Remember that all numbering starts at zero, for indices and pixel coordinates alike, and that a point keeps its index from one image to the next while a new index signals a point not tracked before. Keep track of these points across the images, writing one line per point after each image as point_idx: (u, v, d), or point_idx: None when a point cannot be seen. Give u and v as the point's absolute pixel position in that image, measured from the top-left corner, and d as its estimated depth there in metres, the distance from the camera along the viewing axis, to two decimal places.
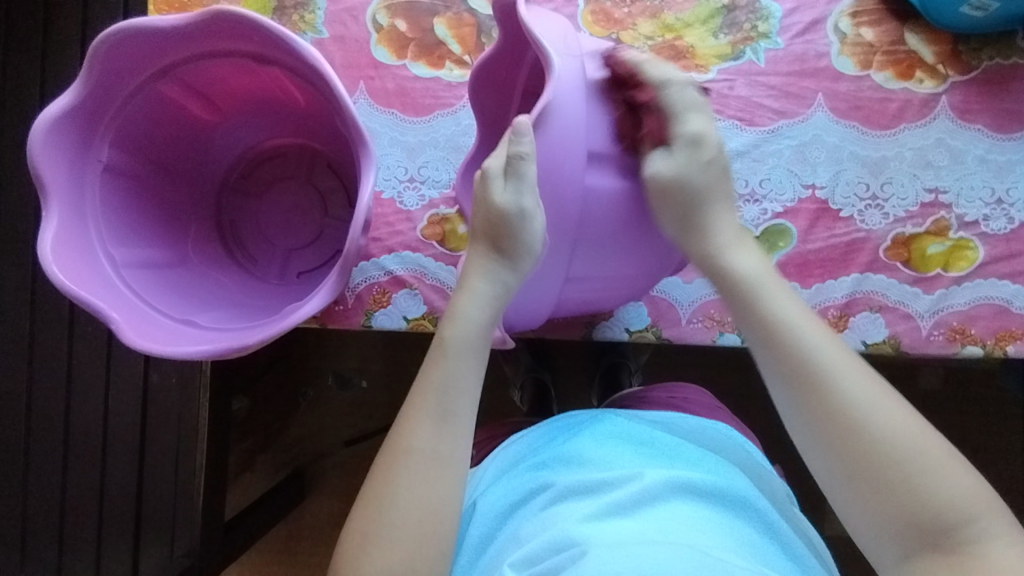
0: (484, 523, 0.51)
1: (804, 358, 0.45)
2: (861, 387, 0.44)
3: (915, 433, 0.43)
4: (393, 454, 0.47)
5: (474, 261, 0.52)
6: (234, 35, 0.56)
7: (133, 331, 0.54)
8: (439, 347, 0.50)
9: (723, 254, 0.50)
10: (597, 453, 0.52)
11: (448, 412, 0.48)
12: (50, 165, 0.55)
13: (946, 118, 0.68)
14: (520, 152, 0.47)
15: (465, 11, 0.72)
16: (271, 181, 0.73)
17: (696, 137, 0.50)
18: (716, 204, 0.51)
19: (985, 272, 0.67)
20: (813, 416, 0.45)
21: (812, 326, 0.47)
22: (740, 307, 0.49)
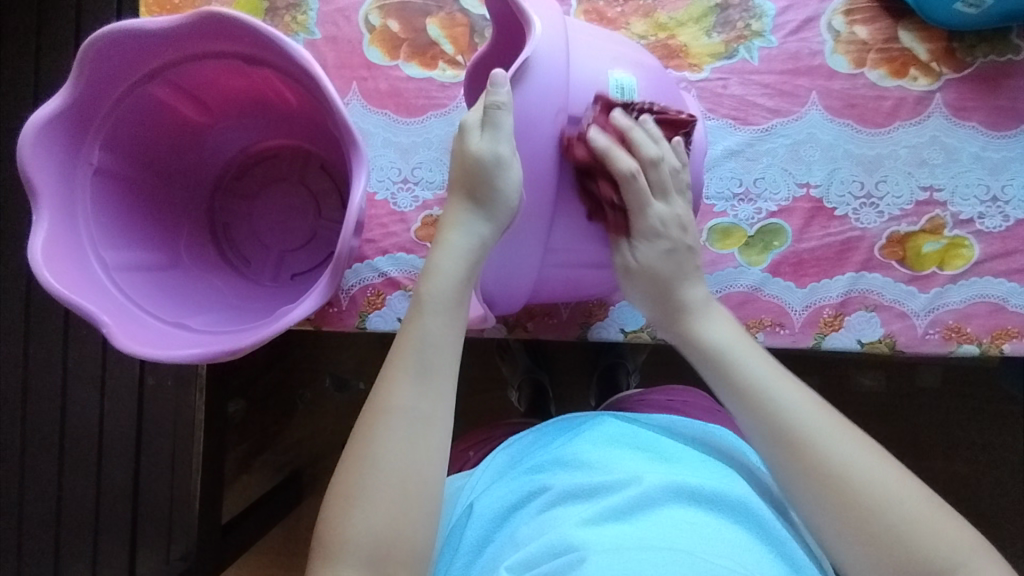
0: (482, 526, 0.50)
1: (779, 420, 0.48)
2: (838, 442, 0.47)
3: (892, 480, 0.45)
4: (374, 415, 0.48)
5: (451, 214, 0.52)
6: (224, 36, 0.56)
7: (124, 334, 0.54)
8: (419, 306, 0.50)
9: (695, 324, 0.54)
10: (595, 455, 0.51)
11: (427, 369, 0.49)
12: (40, 168, 0.54)
13: (941, 116, 0.68)
14: (497, 101, 0.47)
15: (457, 11, 0.72)
16: (264, 182, 0.73)
17: (655, 229, 0.53)
18: (687, 280, 0.55)
19: (981, 270, 0.67)
20: (797, 473, 0.47)
21: (788, 386, 0.50)
22: (715, 378, 0.52)
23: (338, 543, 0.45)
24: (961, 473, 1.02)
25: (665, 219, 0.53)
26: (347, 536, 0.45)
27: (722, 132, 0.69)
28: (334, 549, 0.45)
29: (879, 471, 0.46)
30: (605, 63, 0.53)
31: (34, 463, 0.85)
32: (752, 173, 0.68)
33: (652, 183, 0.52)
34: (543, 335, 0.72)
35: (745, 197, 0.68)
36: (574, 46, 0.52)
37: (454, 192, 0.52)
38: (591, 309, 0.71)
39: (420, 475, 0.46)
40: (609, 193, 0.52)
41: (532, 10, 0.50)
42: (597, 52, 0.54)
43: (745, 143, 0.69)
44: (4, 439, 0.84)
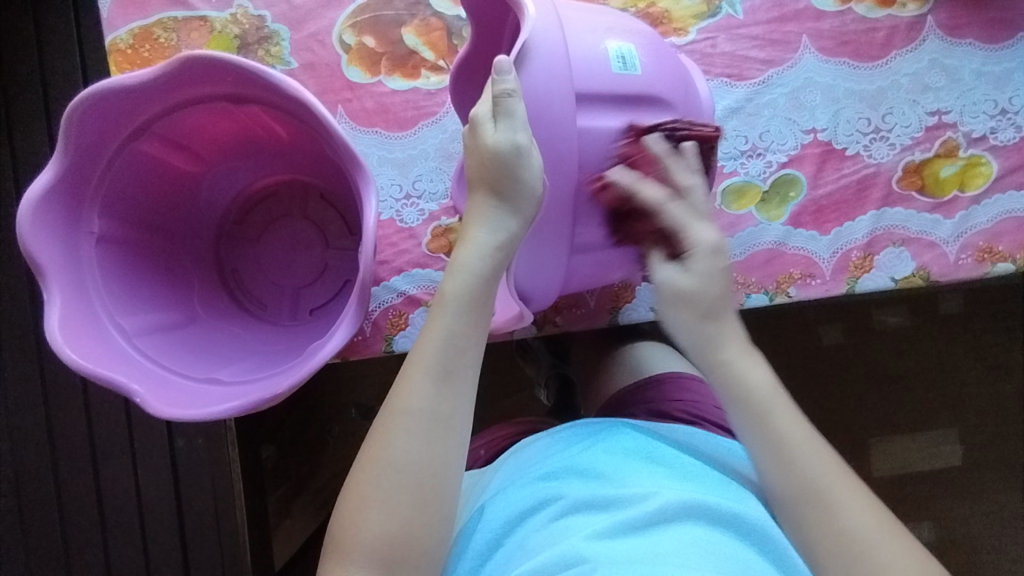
0: (490, 532, 0.48)
1: (805, 476, 0.47)
2: (867, 515, 0.45)
3: (914, 568, 0.44)
4: (391, 414, 0.47)
5: (474, 213, 0.50)
6: (208, 79, 0.54)
7: (157, 399, 0.53)
8: (438, 305, 0.49)
9: (733, 372, 0.50)
10: (613, 466, 0.50)
11: (450, 370, 0.48)
12: (45, 244, 0.53)
13: (936, 38, 0.67)
14: (505, 90, 0.46)
15: (431, 16, 0.70)
16: (268, 221, 0.71)
17: (710, 246, 0.50)
18: (726, 317, 0.51)
19: (1002, 186, 0.66)
20: (814, 525, 0.46)
21: (817, 450, 0.48)
22: (745, 422, 0.49)
23: (352, 539, 0.45)
24: (1002, 389, 1.02)
25: (700, 243, 0.50)
26: (359, 537, 0.44)
27: (720, 91, 0.67)
28: (348, 548, 0.45)
29: (897, 550, 0.44)
30: (599, 35, 0.53)
31: (77, 541, 0.85)
32: (757, 128, 0.67)
33: (684, 213, 0.51)
34: (574, 328, 0.70)
35: (753, 153, 0.67)
36: (569, 25, 0.52)
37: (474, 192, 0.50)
38: (617, 292, 0.70)
39: (435, 489, 0.46)
40: (648, 225, 0.51)
41: None
42: (592, 28, 0.54)
43: (745, 98, 0.67)
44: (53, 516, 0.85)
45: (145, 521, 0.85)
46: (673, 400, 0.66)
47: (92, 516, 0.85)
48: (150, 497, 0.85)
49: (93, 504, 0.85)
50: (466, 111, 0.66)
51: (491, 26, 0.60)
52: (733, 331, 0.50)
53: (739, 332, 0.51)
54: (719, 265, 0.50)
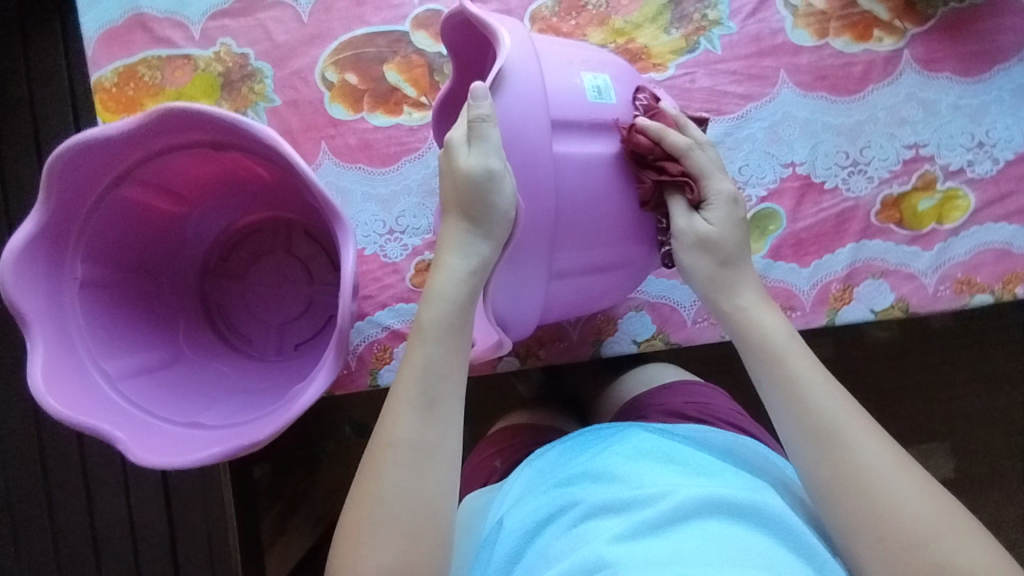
0: (512, 543, 0.48)
1: (816, 413, 0.48)
2: (881, 453, 0.46)
3: (936, 511, 0.44)
4: (379, 447, 0.48)
5: (445, 248, 0.51)
6: (186, 128, 0.55)
7: (138, 447, 0.53)
8: (415, 338, 0.50)
9: (747, 315, 0.53)
10: (626, 467, 0.49)
11: (432, 399, 0.49)
12: (27, 295, 0.54)
13: (912, 72, 0.67)
14: (480, 114, 0.47)
15: (413, 52, 0.71)
16: (252, 259, 0.71)
17: (730, 196, 0.54)
18: (742, 264, 0.54)
19: (980, 218, 0.67)
20: (829, 470, 0.47)
21: (828, 390, 0.49)
22: (762, 367, 0.51)
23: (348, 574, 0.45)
24: None
25: (723, 194, 0.54)
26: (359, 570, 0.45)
27: (698, 126, 0.68)
28: None
29: (920, 494, 0.45)
30: (575, 67, 0.53)
31: (72, 567, 0.87)
32: (736, 162, 0.68)
33: (707, 166, 0.54)
34: (558, 361, 0.71)
35: (733, 187, 0.68)
36: (544, 59, 0.51)
37: (446, 224, 0.52)
38: (600, 325, 0.70)
39: (426, 515, 0.46)
40: (675, 170, 0.53)
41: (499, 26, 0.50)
42: (568, 62, 0.53)
43: (724, 133, 0.68)
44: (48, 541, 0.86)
45: (139, 547, 0.86)
46: (686, 401, 0.65)
47: (87, 542, 0.86)
48: (143, 523, 0.86)
49: (86, 531, 0.86)
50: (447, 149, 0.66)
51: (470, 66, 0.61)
52: (754, 279, 0.54)
53: (755, 284, 0.55)
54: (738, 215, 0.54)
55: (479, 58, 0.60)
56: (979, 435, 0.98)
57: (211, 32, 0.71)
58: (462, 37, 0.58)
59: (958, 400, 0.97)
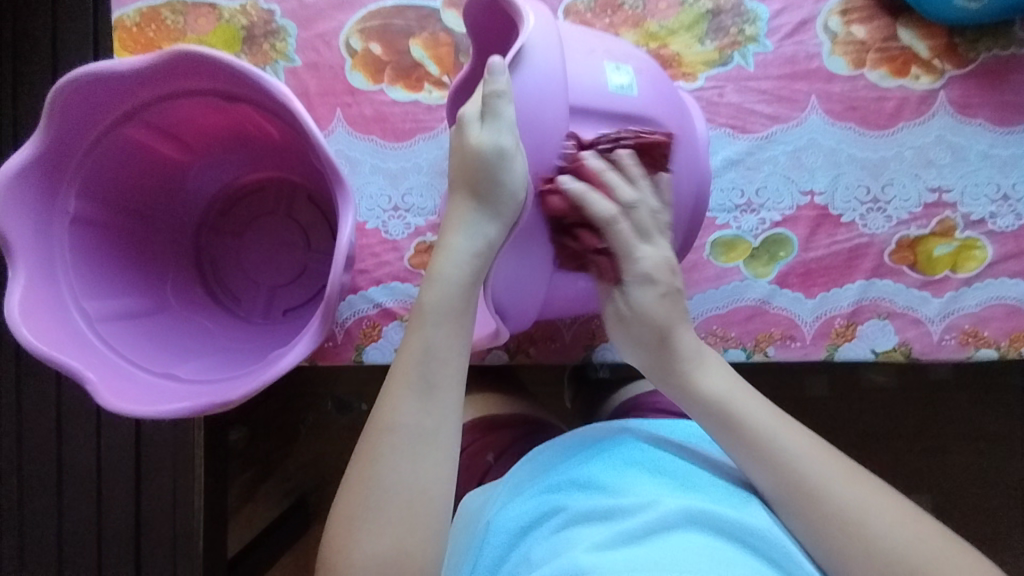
0: (499, 543, 0.48)
1: (785, 473, 0.47)
2: (854, 489, 0.46)
3: (917, 534, 0.44)
4: (375, 431, 0.46)
5: (449, 231, 0.49)
6: (199, 74, 0.54)
7: (108, 391, 0.52)
8: (415, 325, 0.48)
9: (692, 381, 0.51)
10: (613, 475, 0.49)
11: (431, 383, 0.47)
12: (15, 222, 0.52)
13: (946, 114, 0.66)
14: (496, 90, 0.44)
15: (441, 30, 0.70)
16: (251, 217, 0.70)
17: (646, 275, 0.51)
18: (681, 329, 0.52)
19: (996, 272, 0.65)
20: (804, 516, 0.46)
21: (788, 428, 0.49)
22: (718, 430, 0.50)
23: (343, 564, 0.44)
24: None
25: (650, 265, 0.51)
26: (352, 559, 0.44)
27: (720, 142, 0.66)
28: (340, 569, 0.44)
29: (898, 517, 0.45)
30: (596, 54, 0.51)
31: (32, 505, 0.85)
32: (754, 183, 0.66)
33: (644, 226, 0.50)
34: (546, 361, 0.69)
35: (748, 208, 0.66)
36: (568, 47, 0.49)
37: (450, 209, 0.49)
38: (594, 330, 0.69)
39: (423, 499, 0.45)
40: (592, 241, 0.49)
41: (523, 4, 0.47)
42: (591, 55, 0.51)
43: (745, 152, 0.66)
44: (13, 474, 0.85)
45: (101, 496, 0.84)
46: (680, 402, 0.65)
47: (50, 480, 0.85)
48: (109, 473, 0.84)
49: (52, 472, 0.85)
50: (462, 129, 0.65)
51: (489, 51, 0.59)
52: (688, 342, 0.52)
53: (696, 340, 0.53)
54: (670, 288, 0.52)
55: (500, 43, 0.58)
56: (967, 494, 0.95)
57: None
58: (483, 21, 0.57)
59: (949, 455, 0.95)
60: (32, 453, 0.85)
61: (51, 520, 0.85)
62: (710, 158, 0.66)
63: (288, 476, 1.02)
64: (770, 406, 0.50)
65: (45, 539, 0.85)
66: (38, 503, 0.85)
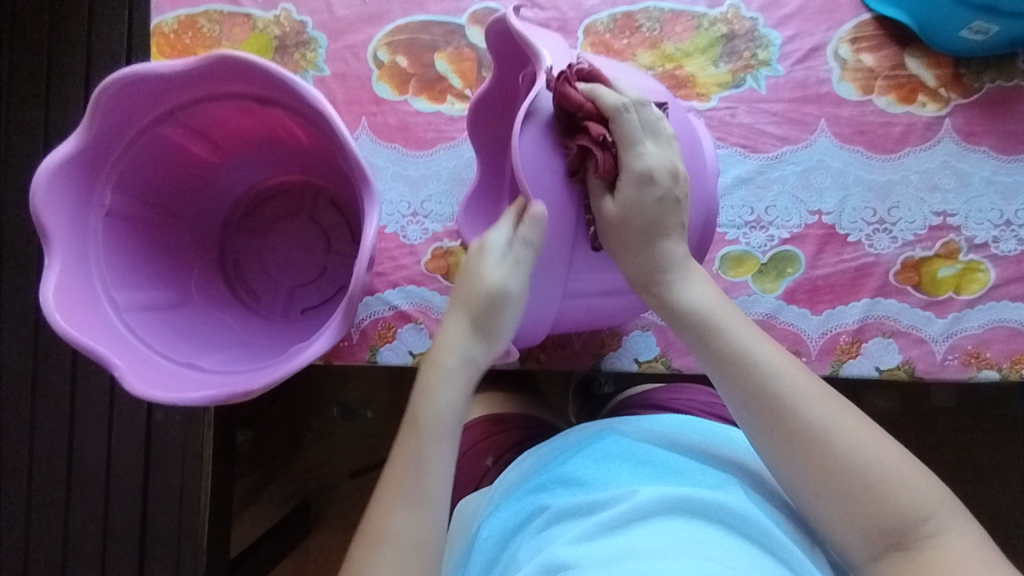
0: (489, 548, 0.50)
1: (760, 385, 0.48)
2: (820, 406, 0.47)
3: (875, 451, 0.46)
4: (388, 491, 0.48)
5: (456, 308, 0.50)
6: (236, 79, 0.56)
7: (134, 377, 0.53)
8: (420, 397, 0.49)
9: (676, 290, 0.51)
10: (595, 472, 0.51)
11: (436, 454, 0.48)
12: (53, 211, 0.54)
13: (951, 141, 0.68)
14: (526, 236, 0.48)
15: (465, 46, 0.73)
16: (275, 218, 0.72)
17: (646, 173, 0.48)
18: (669, 236, 0.51)
19: (997, 295, 0.67)
20: (773, 433, 0.48)
21: (766, 344, 0.50)
22: (698, 345, 0.50)
23: None
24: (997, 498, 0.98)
25: (653, 162, 0.48)
26: None
27: (732, 160, 0.69)
28: None
29: (860, 436, 0.46)
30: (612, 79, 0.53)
31: (41, 495, 0.87)
32: (763, 201, 0.68)
33: (642, 128, 0.48)
34: (555, 368, 0.71)
35: (757, 225, 0.68)
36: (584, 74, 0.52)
37: (460, 281, 0.51)
38: (604, 339, 0.70)
39: (422, 525, 0.47)
40: (597, 133, 0.47)
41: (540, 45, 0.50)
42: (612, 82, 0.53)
43: (756, 170, 0.69)
44: (26, 462, 0.87)
45: (109, 490, 0.86)
46: (671, 397, 0.68)
47: (61, 470, 0.86)
48: (120, 465, 0.85)
49: (62, 464, 0.86)
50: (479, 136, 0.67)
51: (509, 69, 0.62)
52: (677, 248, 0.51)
53: (685, 251, 0.52)
54: (671, 186, 0.49)
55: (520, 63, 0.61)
56: None
57: None
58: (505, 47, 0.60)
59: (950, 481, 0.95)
60: (46, 442, 0.86)
61: (59, 510, 0.86)
62: (721, 176, 0.68)
63: (292, 480, 1.02)
64: (750, 326, 0.51)
65: (51, 529, 0.87)
66: (48, 493, 0.86)
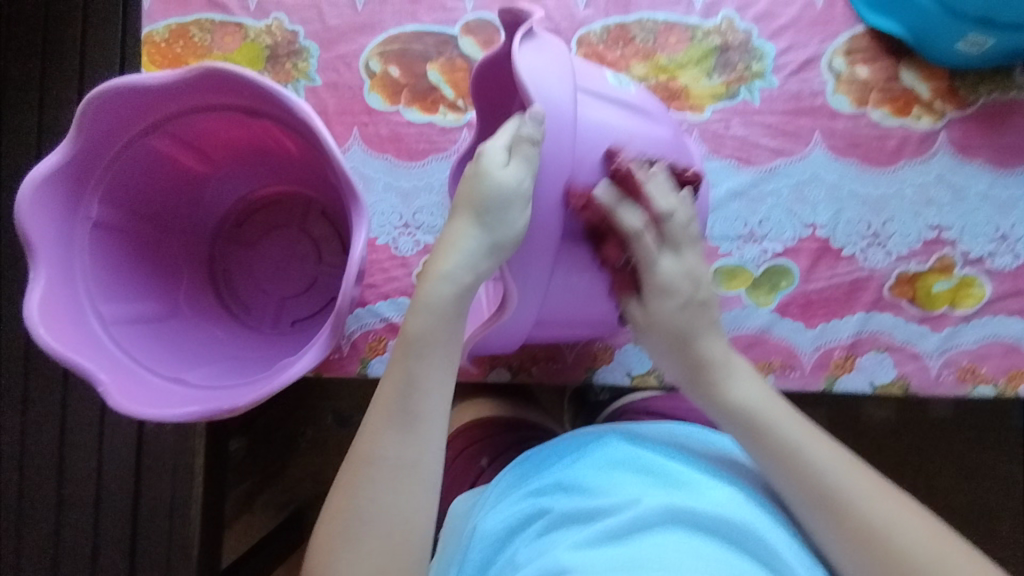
0: (484, 549, 0.47)
1: (821, 486, 0.46)
2: (879, 504, 0.45)
3: (940, 553, 0.43)
4: (355, 463, 0.45)
5: (460, 214, 0.48)
6: (224, 91, 0.56)
7: (120, 394, 0.53)
8: (415, 311, 0.47)
9: (725, 393, 0.51)
10: (597, 477, 0.48)
11: (413, 419, 0.45)
12: (39, 226, 0.54)
13: (946, 154, 0.68)
14: (527, 135, 0.44)
15: (457, 56, 0.72)
16: (265, 229, 0.72)
17: (668, 284, 0.51)
18: (707, 334, 0.53)
19: (993, 310, 0.66)
20: (838, 532, 0.45)
21: (824, 447, 0.48)
22: (751, 445, 0.49)
23: None
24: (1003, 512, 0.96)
25: (673, 276, 0.51)
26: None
27: (726, 172, 0.68)
28: None
29: (921, 533, 0.44)
30: (595, 74, 0.53)
31: (32, 503, 0.86)
32: (757, 214, 0.68)
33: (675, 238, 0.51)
34: (547, 381, 0.70)
35: (750, 238, 0.67)
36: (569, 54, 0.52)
37: (465, 182, 0.48)
38: (596, 352, 0.69)
39: (414, 449, 0.45)
40: (614, 254, 0.50)
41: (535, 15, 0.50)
42: (603, 96, 0.51)
43: (750, 183, 0.68)
44: (16, 470, 0.86)
45: (100, 499, 0.85)
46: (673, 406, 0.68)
47: (51, 478, 0.86)
48: (110, 474, 0.85)
49: (52, 474, 0.86)
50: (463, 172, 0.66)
51: (494, 107, 0.63)
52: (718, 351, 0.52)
53: (725, 348, 0.53)
54: (696, 294, 0.52)
55: (506, 99, 0.62)
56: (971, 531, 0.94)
57: (266, 5, 0.73)
58: (496, 70, 0.60)
59: (946, 493, 0.94)
60: (36, 451, 0.86)
61: (50, 518, 0.86)
62: (715, 188, 0.68)
63: (286, 488, 1.01)
64: (806, 423, 0.50)
65: (42, 537, 0.86)
66: (38, 502, 0.86)
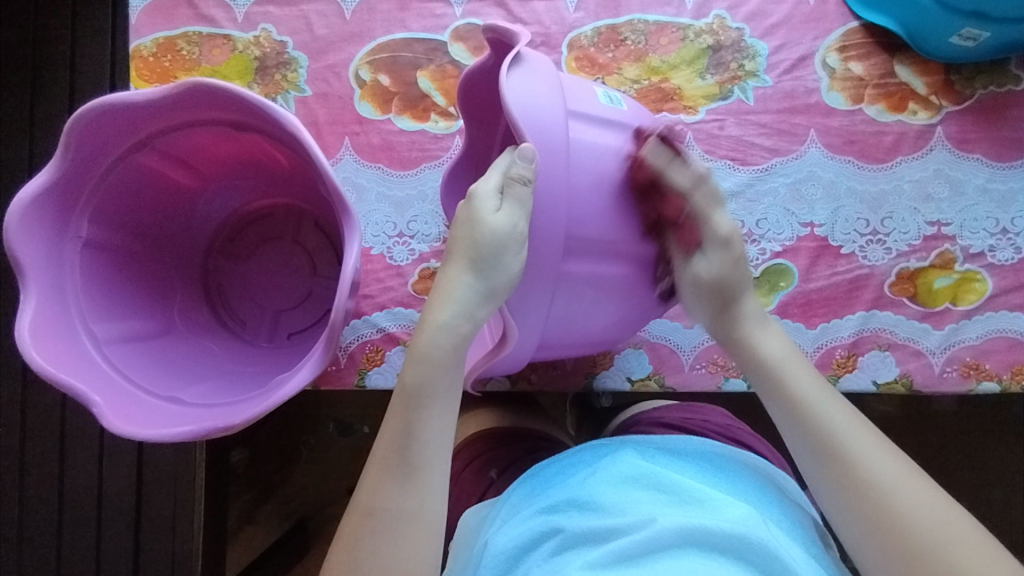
0: (495, 564, 0.45)
1: (827, 433, 0.47)
2: (883, 463, 0.45)
3: (948, 524, 0.42)
4: (358, 514, 0.44)
5: (454, 261, 0.48)
6: (212, 105, 0.55)
7: (114, 414, 0.52)
8: (413, 361, 0.47)
9: (750, 339, 0.53)
10: (611, 497, 0.46)
11: (411, 466, 0.45)
12: (28, 246, 0.53)
13: (944, 149, 0.67)
14: (518, 174, 0.44)
15: (448, 63, 0.71)
16: (259, 242, 0.72)
17: (725, 240, 0.53)
18: (743, 287, 0.53)
19: (996, 305, 0.65)
20: (840, 483, 0.45)
21: (832, 401, 0.49)
22: (768, 391, 0.51)
23: None
24: None
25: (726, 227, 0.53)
26: None
27: (721, 173, 0.67)
28: None
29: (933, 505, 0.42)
30: (585, 87, 0.52)
31: (33, 519, 0.85)
32: (754, 214, 0.67)
33: (705, 201, 0.53)
34: (547, 388, 0.70)
35: (748, 239, 0.67)
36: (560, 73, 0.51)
37: (459, 229, 0.48)
38: (596, 358, 0.69)
39: (417, 498, 0.44)
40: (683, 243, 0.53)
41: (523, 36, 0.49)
42: (596, 113, 0.50)
43: (746, 183, 0.67)
44: (18, 486, 0.85)
45: (100, 514, 0.84)
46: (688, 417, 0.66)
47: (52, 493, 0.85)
48: (111, 488, 0.84)
49: (53, 489, 0.85)
50: (455, 184, 0.65)
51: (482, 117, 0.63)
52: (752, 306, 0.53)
53: (759, 306, 0.54)
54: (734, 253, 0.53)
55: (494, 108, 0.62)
56: None
57: (254, 17, 0.72)
58: (484, 80, 0.59)
59: (954, 488, 0.93)
60: (38, 466, 0.85)
61: (52, 534, 0.85)
62: None
63: (287, 498, 1.00)
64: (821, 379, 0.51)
65: (44, 553, 0.85)
66: (40, 517, 0.85)
